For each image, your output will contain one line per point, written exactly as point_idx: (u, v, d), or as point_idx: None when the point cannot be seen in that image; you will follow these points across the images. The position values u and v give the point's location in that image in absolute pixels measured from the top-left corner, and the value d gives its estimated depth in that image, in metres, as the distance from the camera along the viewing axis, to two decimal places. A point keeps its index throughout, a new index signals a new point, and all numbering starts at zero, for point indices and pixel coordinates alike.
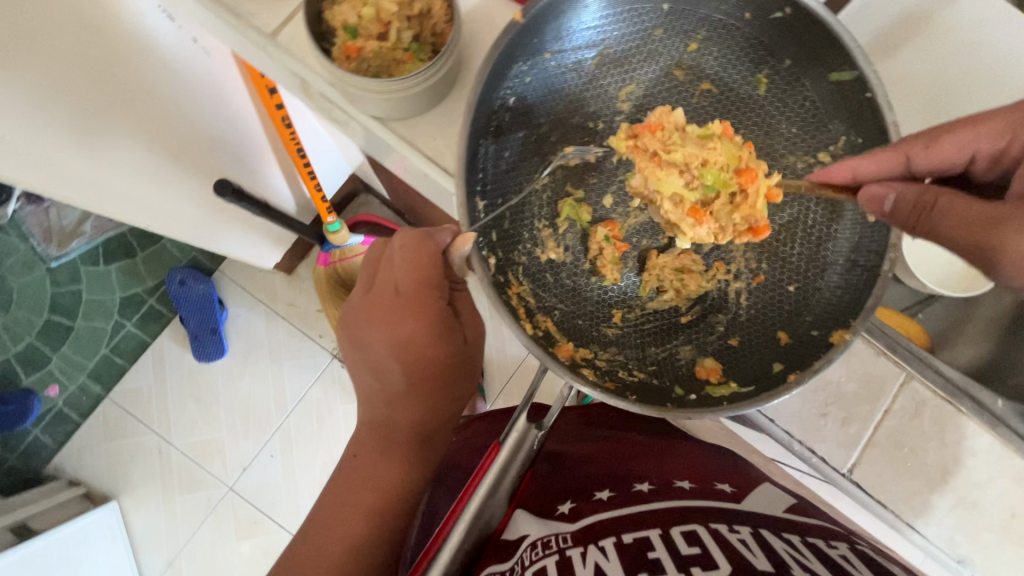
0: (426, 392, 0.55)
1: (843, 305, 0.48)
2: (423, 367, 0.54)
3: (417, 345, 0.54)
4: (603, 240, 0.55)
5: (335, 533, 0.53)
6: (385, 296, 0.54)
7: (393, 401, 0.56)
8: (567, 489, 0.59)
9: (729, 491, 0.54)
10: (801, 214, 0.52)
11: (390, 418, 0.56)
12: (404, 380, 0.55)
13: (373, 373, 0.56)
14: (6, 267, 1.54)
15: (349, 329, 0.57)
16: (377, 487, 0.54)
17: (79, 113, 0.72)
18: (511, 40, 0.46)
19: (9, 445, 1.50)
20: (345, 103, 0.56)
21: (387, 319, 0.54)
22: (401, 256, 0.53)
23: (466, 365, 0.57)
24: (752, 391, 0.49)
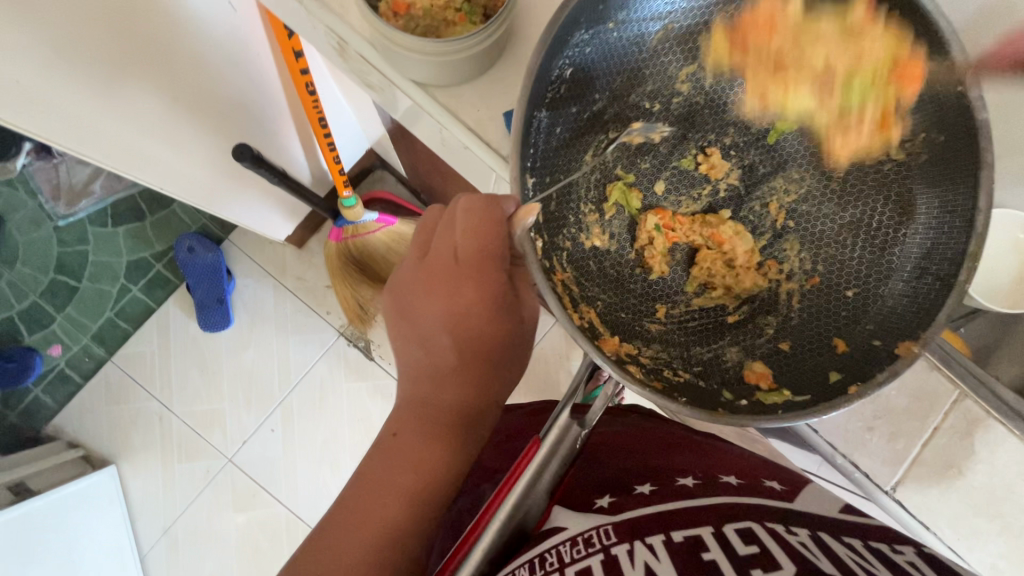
0: (473, 369, 0.53)
1: (910, 315, 0.45)
2: (473, 341, 0.53)
3: (469, 318, 0.52)
4: (653, 228, 0.52)
5: (375, 513, 0.51)
6: (441, 265, 0.52)
7: (439, 377, 0.53)
8: (605, 485, 0.57)
9: (779, 489, 0.52)
10: (865, 215, 0.48)
11: (434, 396, 0.53)
12: (451, 354, 0.53)
13: (421, 344, 0.55)
14: (14, 223, 1.52)
15: (400, 297, 0.55)
16: (418, 469, 0.51)
17: (94, 60, 0.69)
18: (579, 5, 0.43)
19: (10, 402, 1.49)
20: (385, 65, 0.52)
21: (444, 288, 0.52)
22: (461, 222, 0.50)
23: (514, 343, 0.55)
24: (806, 401, 0.45)
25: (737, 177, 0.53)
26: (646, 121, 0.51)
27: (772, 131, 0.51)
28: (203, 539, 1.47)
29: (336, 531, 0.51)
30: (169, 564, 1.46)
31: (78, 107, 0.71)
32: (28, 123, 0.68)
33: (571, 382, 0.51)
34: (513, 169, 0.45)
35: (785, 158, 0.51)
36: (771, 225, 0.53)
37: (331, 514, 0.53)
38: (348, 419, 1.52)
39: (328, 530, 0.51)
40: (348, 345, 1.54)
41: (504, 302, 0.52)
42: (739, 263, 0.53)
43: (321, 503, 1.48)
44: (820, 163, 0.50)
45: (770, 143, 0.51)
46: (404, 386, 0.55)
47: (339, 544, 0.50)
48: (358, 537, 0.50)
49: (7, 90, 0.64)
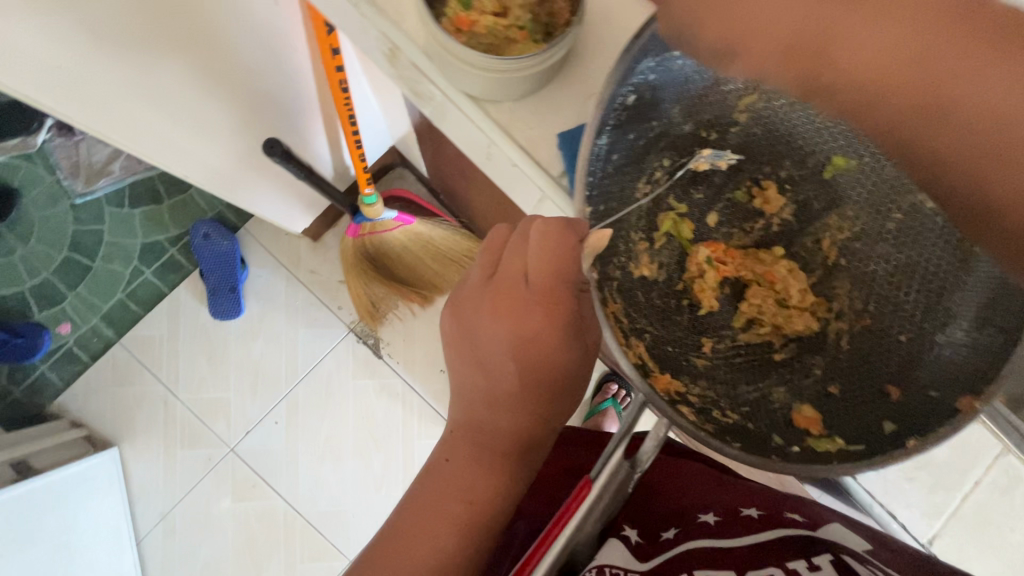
0: (537, 399, 0.50)
1: (971, 369, 0.42)
2: (542, 373, 0.49)
3: (537, 349, 0.48)
4: (704, 261, 0.54)
5: (429, 542, 0.49)
6: (511, 286, 0.48)
7: (496, 403, 0.50)
8: (633, 519, 0.61)
9: (800, 520, 0.55)
10: (923, 258, 0.46)
11: (490, 423, 0.51)
12: (514, 383, 0.49)
13: (481, 368, 0.51)
14: (30, 197, 1.51)
15: (462, 317, 0.51)
16: (470, 497, 0.50)
17: (138, 49, 0.69)
18: (652, 34, 0.41)
19: (17, 376, 1.48)
20: (440, 79, 0.52)
21: (511, 312, 0.48)
22: (535, 245, 0.46)
23: (581, 375, 0.51)
24: (861, 451, 0.44)
25: (791, 213, 0.53)
26: (709, 150, 0.51)
27: (829, 166, 0.48)
28: (200, 527, 1.46)
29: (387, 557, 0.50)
30: (166, 550, 1.45)
31: (108, 93, 0.71)
32: (53, 103, 0.69)
33: (620, 425, 0.49)
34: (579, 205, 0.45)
35: (842, 194, 0.49)
36: (823, 261, 0.53)
37: (381, 535, 0.52)
38: (352, 417, 1.50)
39: (379, 554, 0.50)
40: (358, 342, 1.53)
41: (576, 329, 0.48)
42: (792, 301, 0.54)
43: (322, 499, 1.47)
44: (875, 204, 0.47)
45: (827, 177, 0.49)
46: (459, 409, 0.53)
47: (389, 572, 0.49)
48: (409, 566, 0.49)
49: (43, 73, 0.64)
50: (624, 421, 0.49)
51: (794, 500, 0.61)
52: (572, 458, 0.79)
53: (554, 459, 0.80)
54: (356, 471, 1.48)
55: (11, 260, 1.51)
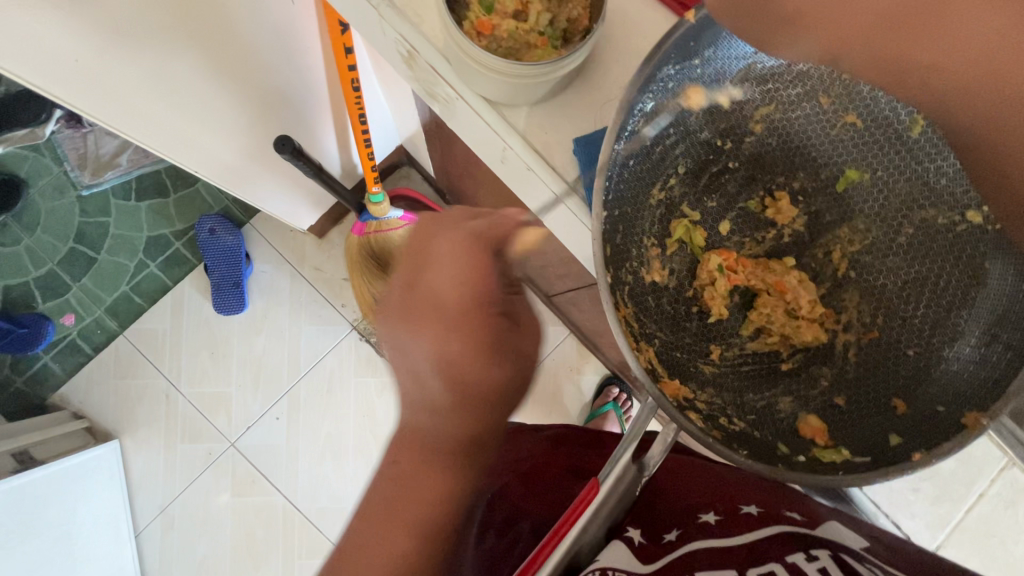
0: (468, 401, 0.63)
1: (977, 383, 0.43)
2: (469, 380, 0.62)
3: (457, 359, 0.62)
4: (716, 269, 0.53)
5: (393, 523, 0.62)
6: (432, 311, 0.62)
7: (436, 402, 0.63)
8: (638, 518, 0.60)
9: (799, 518, 0.56)
10: (933, 274, 0.47)
11: (436, 417, 0.64)
12: (447, 390, 0.62)
13: (417, 379, 0.64)
14: (36, 188, 1.51)
15: (399, 340, 0.65)
16: (431, 475, 0.63)
17: (159, 47, 0.69)
18: (675, 41, 0.43)
19: (18, 367, 1.48)
20: (458, 82, 0.52)
21: (433, 327, 0.62)
22: (448, 271, 0.62)
23: (502, 377, 0.63)
24: (866, 462, 0.45)
25: (802, 223, 0.52)
26: (702, 90, 0.47)
27: (842, 178, 0.49)
28: (200, 522, 1.46)
29: (360, 540, 0.63)
30: (166, 543, 1.46)
31: (131, 89, 0.72)
32: (74, 100, 0.69)
33: (629, 429, 0.49)
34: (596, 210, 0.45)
35: (853, 207, 0.50)
36: (833, 272, 0.52)
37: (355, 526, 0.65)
38: (352, 414, 1.51)
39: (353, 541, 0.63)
40: (360, 340, 1.53)
41: (492, 343, 0.62)
42: (802, 312, 0.53)
43: (321, 496, 1.47)
44: (886, 218, 0.48)
45: (839, 190, 0.50)
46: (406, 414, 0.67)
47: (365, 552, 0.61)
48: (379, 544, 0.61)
49: (67, 70, 0.64)
50: (633, 426, 0.49)
51: (791, 498, 0.62)
52: (574, 459, 0.81)
53: (558, 461, 0.81)
54: (357, 469, 1.48)
55: (16, 251, 1.50)
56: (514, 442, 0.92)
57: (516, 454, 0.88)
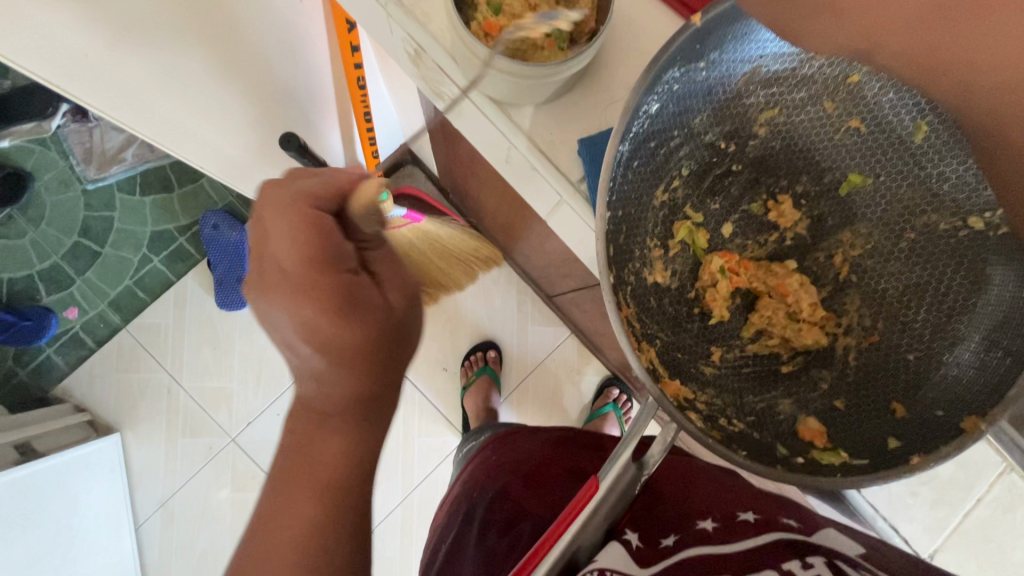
0: (347, 364, 0.52)
1: (975, 389, 0.43)
2: (338, 346, 0.51)
3: (319, 323, 0.50)
4: (717, 270, 0.54)
5: (288, 519, 0.50)
6: (275, 279, 0.50)
7: (319, 378, 0.52)
8: (636, 522, 0.60)
9: (795, 525, 0.57)
10: (934, 280, 0.47)
11: (325, 396, 0.53)
12: (321, 359, 0.51)
13: (292, 352, 0.53)
14: (42, 181, 1.51)
15: (259, 314, 0.53)
16: (325, 465, 0.52)
17: (172, 48, 0.69)
18: (682, 42, 0.43)
19: (21, 359, 1.49)
20: (464, 81, 0.52)
21: (282, 298, 0.50)
22: (279, 231, 0.50)
23: (384, 326, 0.54)
24: (864, 465, 0.44)
25: (805, 226, 0.53)
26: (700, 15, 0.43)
27: (845, 182, 0.50)
28: (199, 516, 1.47)
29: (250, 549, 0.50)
30: (165, 537, 1.46)
31: (136, 82, 0.68)
32: (72, 89, 0.65)
33: (629, 429, 0.49)
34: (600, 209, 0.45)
35: (855, 212, 0.50)
36: (835, 275, 0.53)
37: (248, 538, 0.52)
38: None
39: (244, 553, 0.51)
40: None
41: (353, 299, 0.51)
42: (803, 315, 0.54)
43: None
44: (889, 223, 0.48)
45: (842, 194, 0.50)
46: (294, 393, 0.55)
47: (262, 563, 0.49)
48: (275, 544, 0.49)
49: (72, 61, 0.61)
50: (634, 426, 0.49)
51: (788, 507, 0.63)
52: (573, 460, 0.82)
53: (557, 462, 0.81)
54: None
55: (20, 244, 1.50)
56: (514, 442, 0.92)
57: (516, 453, 0.88)
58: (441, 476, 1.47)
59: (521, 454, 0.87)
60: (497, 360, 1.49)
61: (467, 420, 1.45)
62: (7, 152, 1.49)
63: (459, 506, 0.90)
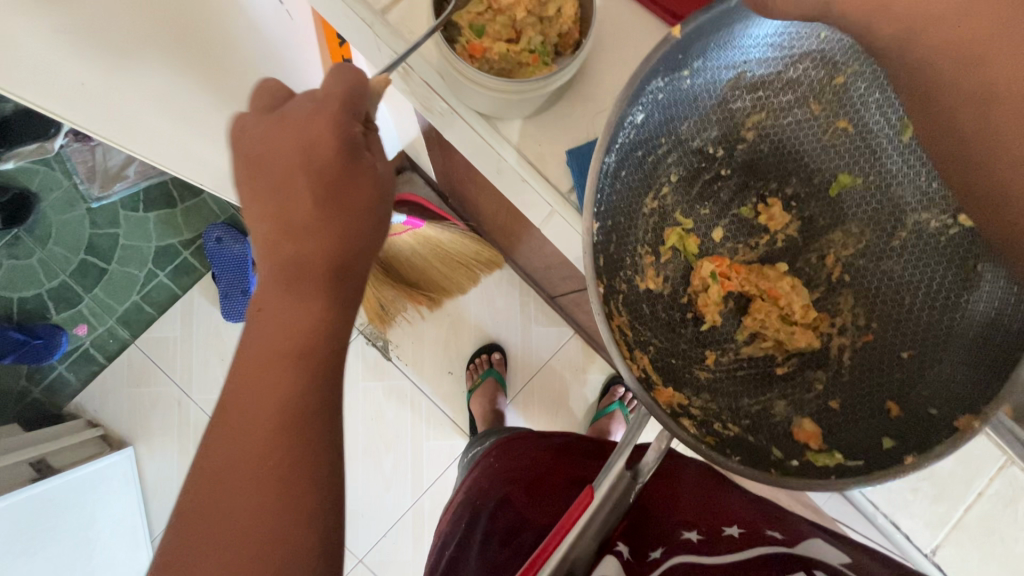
0: (336, 220, 0.50)
1: (969, 387, 0.43)
2: (328, 181, 0.49)
3: (315, 153, 0.48)
4: (709, 275, 0.54)
5: (241, 484, 0.46)
6: (296, 107, 0.50)
7: (293, 234, 0.50)
8: (629, 535, 0.63)
9: (780, 537, 0.58)
10: (926, 277, 0.47)
11: (298, 256, 0.50)
12: (308, 200, 0.49)
13: (276, 204, 0.50)
14: (47, 202, 1.53)
15: (246, 155, 0.51)
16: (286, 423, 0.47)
17: (165, 70, 0.70)
18: (663, 53, 0.43)
19: (34, 377, 1.51)
20: (451, 97, 0.53)
21: (295, 122, 0.49)
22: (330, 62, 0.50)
23: (371, 197, 0.51)
24: (859, 466, 0.45)
25: (796, 229, 0.53)
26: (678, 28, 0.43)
27: (835, 183, 0.50)
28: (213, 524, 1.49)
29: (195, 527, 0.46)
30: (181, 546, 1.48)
31: (133, 102, 0.69)
32: (74, 116, 0.64)
33: (621, 440, 0.51)
34: (588, 223, 0.45)
35: (846, 211, 0.50)
36: (827, 276, 0.53)
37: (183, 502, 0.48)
38: (360, 419, 1.50)
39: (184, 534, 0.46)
40: (368, 344, 1.52)
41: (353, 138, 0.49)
42: (796, 317, 0.54)
43: None
44: (879, 222, 0.48)
45: (832, 195, 0.50)
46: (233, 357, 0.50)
47: (209, 540, 0.45)
48: (220, 513, 0.46)
49: (72, 93, 0.61)
50: (628, 431, 0.51)
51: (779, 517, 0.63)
52: (574, 467, 0.82)
53: (560, 470, 0.81)
54: (361, 472, 1.48)
55: (29, 264, 1.52)
56: (515, 448, 0.93)
57: (520, 461, 0.89)
58: (450, 479, 1.49)
59: (520, 463, 0.88)
60: (502, 362, 1.49)
61: (474, 422, 1.45)
62: (11, 174, 1.50)
63: (462, 514, 0.90)
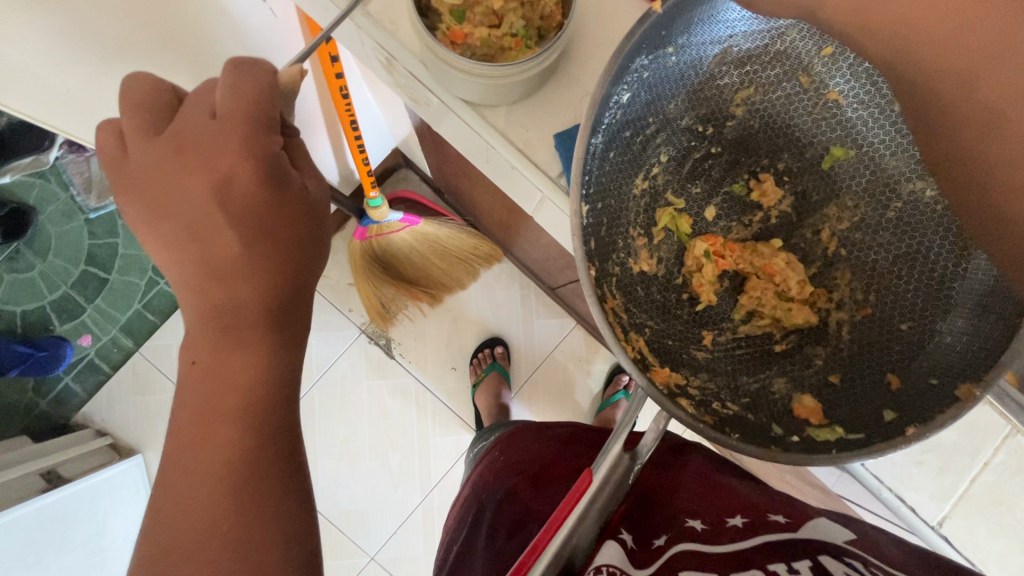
0: (264, 254, 0.50)
1: (970, 356, 0.43)
2: (252, 214, 0.50)
3: (233, 186, 0.49)
4: (702, 255, 0.54)
5: None
6: (200, 133, 0.48)
7: (220, 273, 0.50)
8: (633, 523, 0.63)
9: (784, 521, 0.57)
10: (923, 247, 0.46)
11: (231, 296, 0.50)
12: (235, 238, 0.49)
13: (193, 243, 0.50)
14: (46, 215, 1.53)
15: (148, 191, 0.50)
16: None
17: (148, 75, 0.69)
18: (645, 30, 0.43)
19: (41, 390, 1.51)
20: (436, 85, 0.53)
21: (199, 154, 0.48)
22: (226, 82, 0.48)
23: (303, 222, 0.53)
24: (861, 439, 0.45)
25: (790, 204, 0.52)
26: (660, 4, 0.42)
27: (827, 156, 0.49)
28: None
29: (203, 527, 0.48)
30: None
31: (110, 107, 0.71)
32: (55, 119, 0.68)
33: (619, 422, 0.51)
34: (575, 204, 0.44)
35: (841, 185, 0.49)
36: (823, 252, 0.52)
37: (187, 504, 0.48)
38: (368, 419, 1.50)
39: (192, 534, 0.47)
40: (370, 344, 1.52)
41: (279, 167, 0.50)
42: (793, 294, 0.54)
43: (339, 499, 1.47)
44: (874, 194, 0.48)
45: (825, 168, 0.50)
46: (225, 359, 0.50)
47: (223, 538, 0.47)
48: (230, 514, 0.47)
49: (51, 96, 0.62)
50: (627, 415, 0.51)
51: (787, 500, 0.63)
52: (578, 458, 0.82)
53: (565, 461, 0.81)
54: (370, 470, 1.48)
55: (30, 276, 1.53)
56: (521, 441, 0.93)
57: (523, 454, 0.89)
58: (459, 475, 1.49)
59: (527, 455, 0.88)
60: (505, 356, 1.49)
61: (478, 417, 1.46)
62: (9, 187, 1.51)
63: (469, 508, 0.91)
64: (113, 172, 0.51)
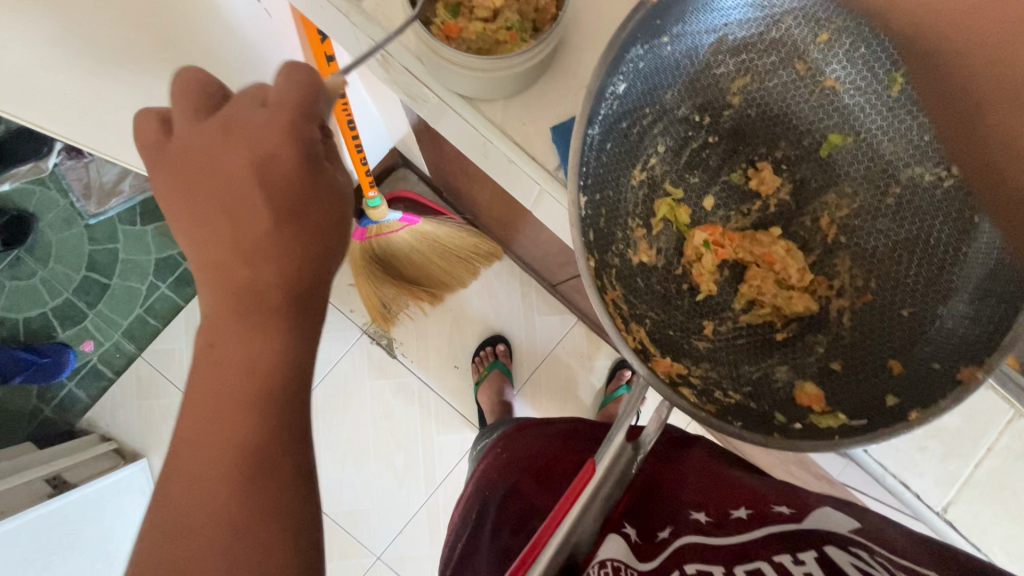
0: (293, 240, 0.50)
1: (972, 339, 0.43)
2: (288, 197, 0.50)
3: (273, 168, 0.49)
4: (702, 245, 0.54)
5: None
6: (250, 114, 0.49)
7: (250, 254, 0.50)
8: (636, 517, 0.64)
9: (788, 512, 0.57)
10: (923, 232, 0.46)
11: (253, 279, 0.50)
12: (268, 221, 0.49)
13: (226, 223, 0.50)
14: (45, 222, 1.54)
15: (187, 169, 0.50)
16: None
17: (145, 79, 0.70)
18: (639, 21, 0.43)
19: (45, 396, 1.52)
20: (432, 81, 0.53)
21: (245, 134, 0.49)
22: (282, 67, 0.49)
23: (337, 209, 0.52)
24: (863, 425, 0.44)
25: (789, 192, 0.52)
26: None
27: (825, 144, 0.49)
28: None
29: (210, 525, 0.48)
30: None
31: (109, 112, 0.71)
32: (57, 128, 0.68)
33: (618, 416, 0.51)
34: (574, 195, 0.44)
35: (840, 172, 0.49)
36: (822, 240, 0.52)
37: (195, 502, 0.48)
38: (371, 419, 1.50)
39: (200, 532, 0.48)
40: (372, 344, 1.52)
41: (317, 154, 0.51)
42: (794, 281, 0.53)
43: (344, 499, 1.47)
44: (873, 180, 0.48)
45: (823, 156, 0.50)
46: (230, 358, 0.50)
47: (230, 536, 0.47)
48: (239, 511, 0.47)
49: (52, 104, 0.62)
50: (628, 407, 0.51)
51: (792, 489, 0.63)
52: (582, 454, 0.82)
53: (569, 456, 0.81)
54: (374, 470, 1.48)
55: (31, 284, 1.53)
56: (525, 437, 0.93)
57: (527, 450, 0.89)
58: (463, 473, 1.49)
59: (531, 451, 0.88)
60: (507, 353, 1.49)
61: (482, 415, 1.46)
62: (9, 195, 1.51)
63: (474, 504, 0.91)
64: (149, 150, 0.51)
